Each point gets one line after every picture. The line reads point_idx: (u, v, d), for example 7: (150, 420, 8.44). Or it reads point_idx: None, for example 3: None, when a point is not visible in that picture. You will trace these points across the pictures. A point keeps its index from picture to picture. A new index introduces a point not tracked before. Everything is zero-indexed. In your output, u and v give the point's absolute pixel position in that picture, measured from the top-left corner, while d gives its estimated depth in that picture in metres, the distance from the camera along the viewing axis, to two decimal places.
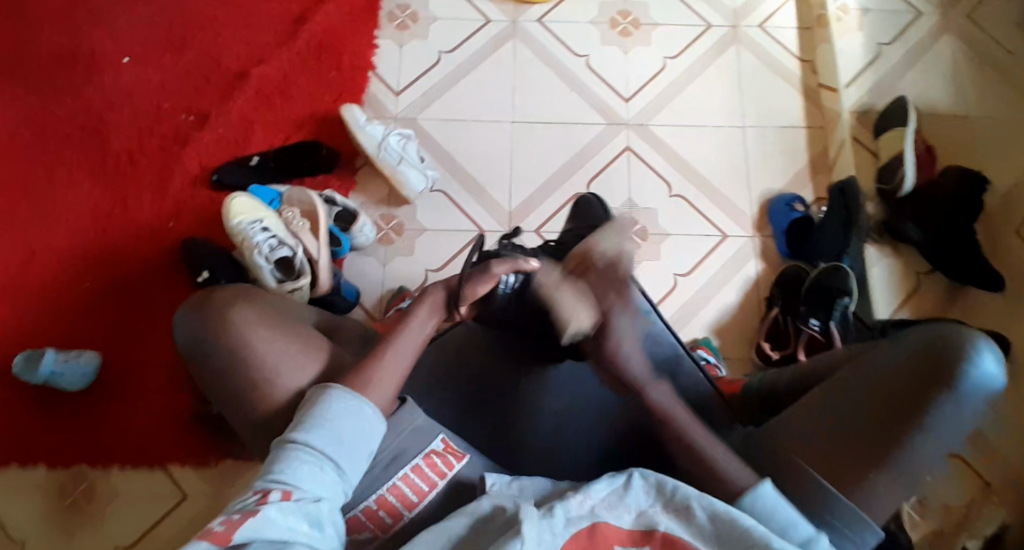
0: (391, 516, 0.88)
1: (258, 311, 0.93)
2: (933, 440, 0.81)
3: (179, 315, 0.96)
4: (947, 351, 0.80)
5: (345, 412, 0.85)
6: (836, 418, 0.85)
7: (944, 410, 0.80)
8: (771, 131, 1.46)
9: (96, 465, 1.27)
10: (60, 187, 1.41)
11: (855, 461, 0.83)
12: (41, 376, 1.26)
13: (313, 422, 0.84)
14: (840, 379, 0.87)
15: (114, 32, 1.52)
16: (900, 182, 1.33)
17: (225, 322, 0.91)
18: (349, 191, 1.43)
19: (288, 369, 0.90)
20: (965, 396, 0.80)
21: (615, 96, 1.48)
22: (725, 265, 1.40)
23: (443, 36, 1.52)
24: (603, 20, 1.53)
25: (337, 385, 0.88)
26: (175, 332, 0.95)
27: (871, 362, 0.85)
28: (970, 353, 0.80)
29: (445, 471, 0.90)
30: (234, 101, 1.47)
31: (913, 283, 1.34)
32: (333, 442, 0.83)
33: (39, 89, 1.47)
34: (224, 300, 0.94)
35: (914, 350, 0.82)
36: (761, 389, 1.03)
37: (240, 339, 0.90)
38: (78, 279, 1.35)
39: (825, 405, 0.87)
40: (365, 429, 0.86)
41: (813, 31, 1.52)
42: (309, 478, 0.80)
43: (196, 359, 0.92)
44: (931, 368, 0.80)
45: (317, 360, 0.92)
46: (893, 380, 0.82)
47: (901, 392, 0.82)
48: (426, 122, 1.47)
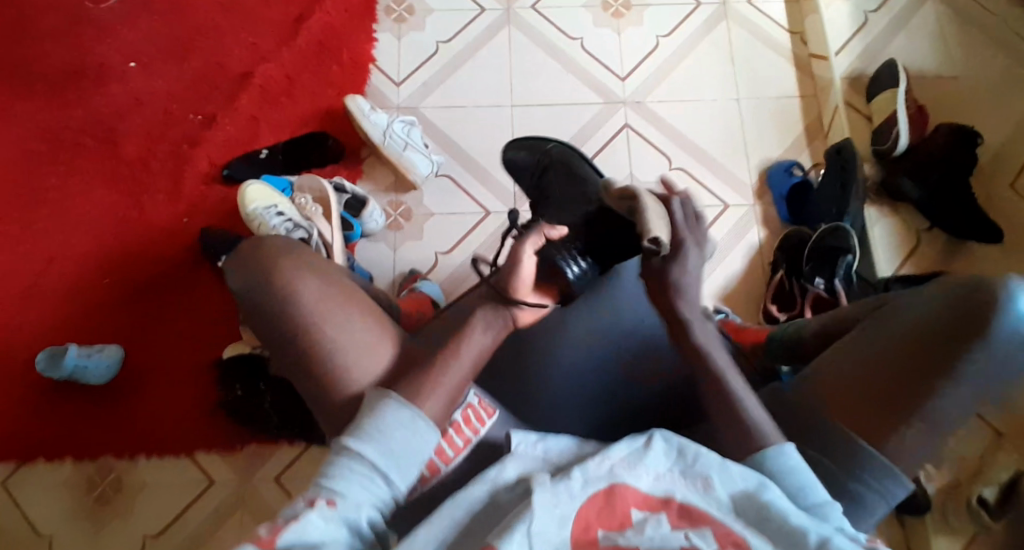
0: (430, 470, 0.91)
1: (323, 284, 0.95)
2: (962, 387, 0.86)
3: (231, 259, 1.00)
4: (977, 300, 0.85)
5: (401, 427, 0.87)
6: (864, 371, 0.89)
7: (974, 357, 0.85)
8: (766, 102, 1.50)
9: (121, 458, 1.34)
10: (77, 194, 1.47)
11: (885, 413, 0.87)
12: (65, 370, 1.33)
13: (370, 433, 0.86)
14: (869, 330, 0.91)
15: (120, 42, 1.57)
16: (894, 140, 1.37)
17: (274, 274, 0.95)
18: (358, 178, 1.47)
19: (333, 326, 0.93)
20: (994, 343, 0.84)
21: (611, 76, 1.52)
22: (730, 233, 1.43)
23: (440, 26, 1.56)
24: (595, 4, 1.57)
25: (394, 394, 0.89)
26: (237, 288, 0.98)
27: (901, 313, 0.90)
28: (998, 299, 0.85)
29: (478, 428, 0.94)
30: (240, 101, 1.51)
31: (914, 239, 1.38)
32: (386, 456, 0.85)
33: (48, 100, 1.52)
34: (278, 250, 0.97)
35: (946, 300, 0.87)
36: (784, 338, 1.08)
37: (288, 293, 0.94)
38: (96, 279, 1.43)
39: (857, 359, 0.90)
40: (417, 440, 0.87)
41: (801, 4, 1.57)
42: (359, 489, 0.83)
43: (246, 303, 0.97)
44: (962, 316, 0.86)
45: (365, 321, 0.96)
46: (925, 328, 0.87)
47: (933, 341, 0.86)
48: (428, 110, 1.50)
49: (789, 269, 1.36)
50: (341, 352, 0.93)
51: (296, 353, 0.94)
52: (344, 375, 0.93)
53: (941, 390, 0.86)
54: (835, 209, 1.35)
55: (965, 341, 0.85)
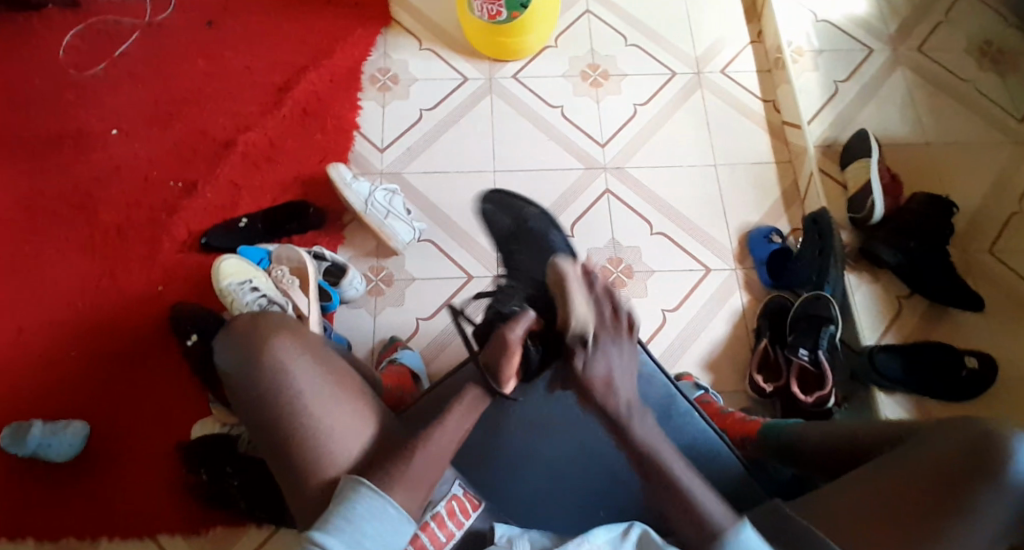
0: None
1: (311, 362, 0.99)
2: (976, 532, 0.90)
3: (220, 333, 1.03)
4: (991, 448, 0.92)
5: (370, 514, 0.91)
6: (884, 504, 0.93)
7: (991, 505, 0.90)
8: (742, 168, 1.52)
9: (85, 538, 1.31)
10: (50, 261, 1.45)
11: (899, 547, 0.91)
12: (30, 448, 1.31)
13: (338, 521, 0.90)
14: (885, 463, 0.96)
15: (100, 108, 1.56)
16: (870, 209, 1.41)
17: (265, 349, 0.99)
18: (338, 246, 1.46)
19: (323, 408, 0.97)
20: (1008, 492, 0.90)
21: (591, 143, 1.53)
22: (710, 299, 1.43)
23: (423, 95, 1.57)
24: (574, 73, 1.59)
25: (366, 484, 0.92)
26: (221, 360, 1.01)
27: (915, 453, 0.95)
28: (1014, 453, 0.91)
29: (461, 521, 1.00)
30: (221, 168, 1.51)
31: (895, 307, 1.41)
32: (353, 545, 0.89)
33: (27, 167, 1.51)
34: (268, 325, 1.01)
35: (960, 443, 0.93)
36: (783, 436, 1.12)
37: (278, 369, 0.98)
38: (65, 351, 1.40)
39: (871, 488, 0.94)
40: (385, 533, 0.91)
41: (773, 73, 1.60)
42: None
43: (230, 377, 1.00)
44: (975, 458, 0.92)
45: (353, 405, 1.00)
46: (940, 469, 0.92)
47: (948, 482, 0.92)
48: (410, 176, 1.50)
49: (772, 338, 1.37)
50: (328, 436, 0.96)
51: (283, 432, 0.96)
52: (328, 460, 0.96)
53: (956, 531, 0.90)
54: (816, 278, 1.37)
55: (977, 486, 0.90)
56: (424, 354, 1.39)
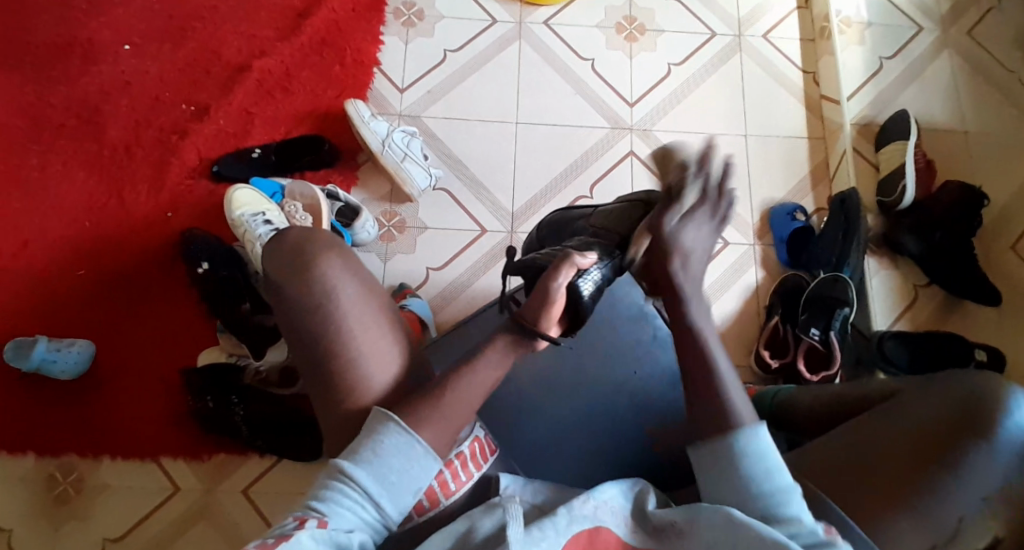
0: (430, 501, 0.90)
1: (359, 290, 0.95)
2: (961, 491, 0.86)
3: (270, 243, 0.99)
4: (983, 399, 0.88)
5: (397, 451, 0.86)
6: (863, 457, 0.89)
7: (977, 464, 0.86)
8: (772, 140, 1.47)
9: (86, 457, 1.32)
10: (57, 175, 1.43)
11: (876, 502, 0.87)
12: (33, 363, 1.30)
13: (366, 455, 0.86)
14: (875, 413, 0.92)
15: (114, 21, 1.52)
16: (900, 194, 1.37)
17: (312, 262, 0.95)
18: (351, 186, 1.43)
19: (363, 328, 0.93)
20: (997, 452, 0.87)
21: (619, 100, 1.48)
22: (725, 272, 1.41)
23: (449, 34, 1.51)
24: (609, 24, 1.53)
25: (394, 419, 0.87)
26: (268, 272, 0.97)
27: (905, 402, 0.91)
28: (1002, 408, 0.88)
29: (480, 463, 0.94)
30: (236, 94, 1.47)
31: (911, 296, 1.39)
32: (379, 481, 0.85)
33: (36, 76, 1.47)
34: (318, 241, 0.98)
35: (951, 395, 0.90)
36: (775, 405, 1.10)
37: (325, 283, 0.94)
38: (70, 268, 1.39)
39: (860, 438, 0.91)
40: (414, 468, 0.86)
41: (816, 43, 1.54)
42: (347, 514, 0.83)
43: (273, 288, 0.96)
44: (965, 413, 0.88)
45: (392, 331, 0.95)
46: (928, 420, 0.89)
47: (938, 433, 0.88)
48: (430, 120, 1.46)
49: (784, 315, 1.35)
50: (364, 357, 0.92)
51: (321, 346, 0.92)
52: (361, 379, 0.91)
53: (945, 486, 0.86)
54: (835, 258, 1.35)
55: (969, 439, 0.87)
56: (430, 304, 1.36)
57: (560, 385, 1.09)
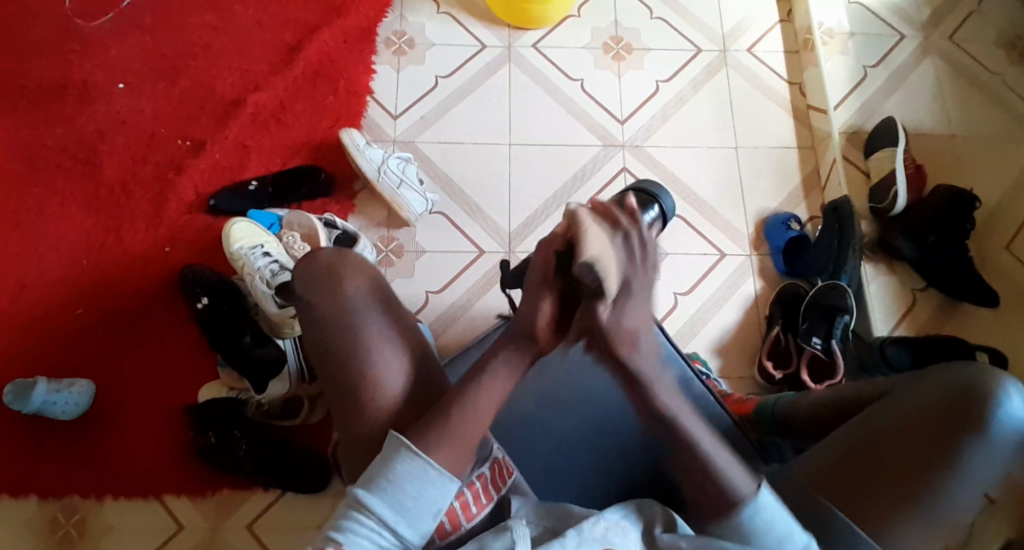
0: (452, 523, 0.90)
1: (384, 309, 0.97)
2: (961, 483, 0.88)
3: (299, 262, 1.00)
4: (976, 391, 0.90)
5: (411, 477, 0.86)
6: (862, 460, 0.92)
7: (974, 455, 0.88)
8: (763, 151, 1.49)
9: (89, 497, 1.31)
10: (54, 215, 1.43)
11: (880, 504, 0.90)
12: (33, 406, 1.29)
13: (381, 482, 0.85)
14: (869, 413, 0.94)
15: (107, 61, 1.53)
16: (892, 201, 1.39)
17: (338, 284, 0.96)
18: (348, 214, 1.44)
19: (385, 353, 0.94)
20: (991, 441, 0.88)
21: (610, 119, 1.50)
22: (724, 283, 1.41)
23: (439, 60, 1.53)
24: (597, 45, 1.55)
25: (407, 445, 0.86)
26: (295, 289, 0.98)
27: (899, 401, 0.93)
28: (994, 396, 0.89)
29: (500, 485, 0.94)
30: (231, 127, 1.48)
31: (909, 299, 1.40)
32: (395, 508, 0.85)
33: (31, 118, 1.48)
34: (346, 262, 0.99)
35: (943, 389, 0.91)
36: (778, 410, 1.10)
37: (349, 305, 0.95)
38: (69, 307, 1.38)
39: (857, 439, 0.93)
40: (431, 493, 0.86)
41: (800, 55, 1.56)
42: (365, 543, 0.84)
43: (303, 305, 0.97)
44: (958, 403, 0.90)
45: (411, 355, 0.95)
46: (922, 416, 0.91)
47: (934, 432, 0.90)
48: (424, 145, 1.47)
49: (784, 325, 1.36)
50: (384, 380, 0.93)
51: (342, 371, 0.93)
52: (380, 403, 0.92)
53: (946, 482, 0.88)
54: (832, 265, 1.36)
55: (965, 434, 0.89)
56: (432, 328, 1.36)
57: (572, 402, 1.09)
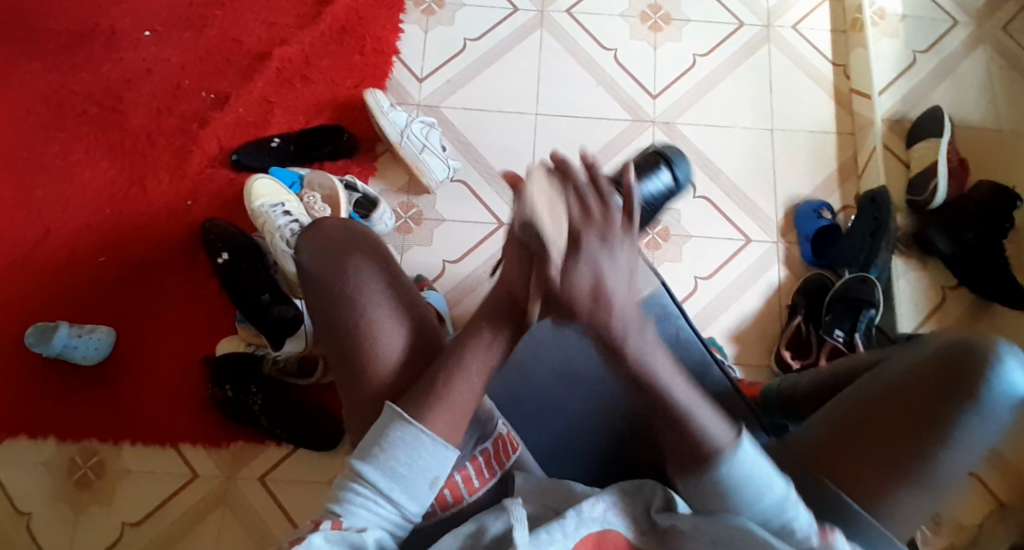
0: (454, 495, 0.92)
1: (385, 278, 0.96)
2: (953, 453, 0.86)
3: (306, 232, 1.01)
4: (972, 357, 0.87)
5: (403, 443, 0.85)
6: (855, 430, 0.89)
7: (968, 425, 0.86)
8: (799, 135, 1.44)
9: (106, 442, 1.34)
10: (78, 162, 1.43)
11: (871, 473, 0.88)
12: (54, 349, 1.32)
13: (374, 450, 0.85)
14: (860, 384, 0.92)
15: (135, 8, 1.51)
16: (931, 193, 1.33)
17: (344, 251, 0.97)
18: (369, 177, 1.42)
19: (388, 321, 0.94)
20: (986, 409, 0.86)
21: (642, 92, 1.45)
22: (748, 270, 1.38)
23: (470, 23, 1.49)
24: (634, 14, 1.50)
25: (397, 411, 0.86)
26: (298, 256, 0.99)
27: (889, 372, 0.90)
28: (993, 364, 0.86)
29: (503, 461, 0.95)
30: (255, 82, 1.46)
31: (938, 298, 1.35)
32: (391, 475, 0.85)
33: (58, 63, 1.48)
34: (354, 234, 1.00)
35: (935, 354, 0.88)
36: (780, 394, 1.10)
37: (354, 273, 0.96)
38: (91, 255, 1.40)
39: (847, 411, 0.91)
40: (424, 458, 0.85)
41: (847, 35, 1.49)
42: (362, 513, 0.83)
43: (306, 272, 0.97)
44: (953, 372, 0.87)
45: (414, 325, 0.95)
46: (913, 384, 0.88)
47: (929, 400, 0.87)
48: (449, 111, 1.44)
49: (807, 316, 1.32)
50: (383, 349, 0.93)
51: (349, 342, 0.93)
52: (381, 368, 0.92)
53: (938, 452, 0.86)
54: (863, 258, 1.31)
55: (958, 402, 0.86)
56: (447, 297, 1.35)
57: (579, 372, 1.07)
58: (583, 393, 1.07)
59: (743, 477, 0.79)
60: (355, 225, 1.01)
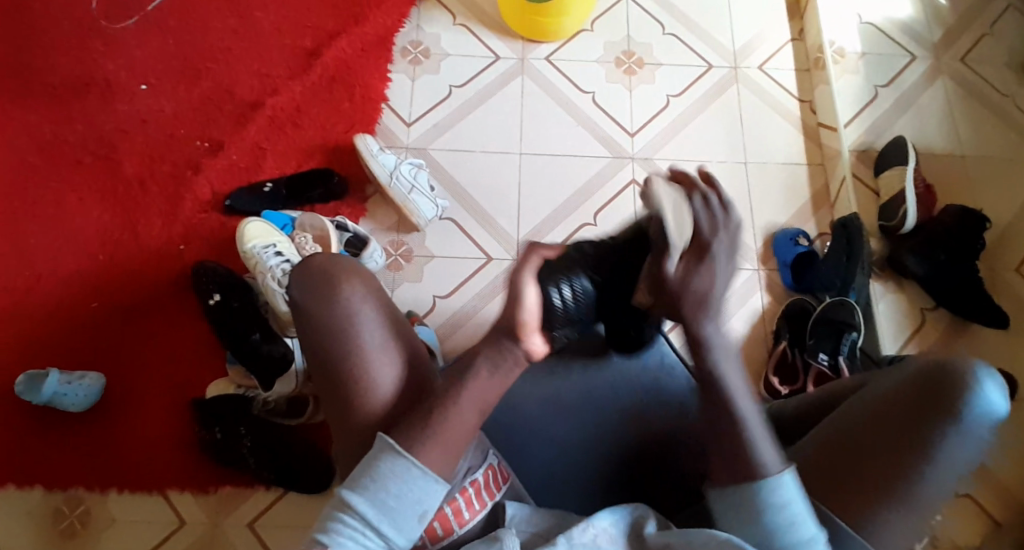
0: (444, 528, 0.90)
1: (380, 316, 0.96)
2: (937, 470, 0.87)
3: (294, 268, 0.99)
4: (950, 378, 0.87)
5: (395, 477, 0.86)
6: (843, 452, 0.91)
7: (950, 443, 0.87)
8: (771, 167, 1.50)
9: (93, 489, 1.32)
10: (72, 211, 1.46)
11: (861, 496, 0.89)
12: (43, 397, 1.31)
13: (364, 483, 0.85)
14: (846, 405, 0.94)
15: (130, 63, 1.57)
16: (901, 220, 1.39)
17: (335, 287, 0.96)
18: (360, 218, 1.46)
19: (380, 358, 0.94)
20: (967, 427, 0.86)
21: (620, 130, 1.52)
22: (732, 297, 1.42)
23: (454, 71, 1.57)
24: (608, 59, 1.58)
25: (393, 445, 0.87)
26: (290, 289, 0.98)
27: (872, 394, 0.92)
28: (971, 384, 0.87)
29: (493, 492, 0.94)
30: (248, 130, 1.51)
31: (918, 319, 1.39)
32: (379, 509, 0.84)
33: (54, 117, 1.53)
34: (344, 268, 0.98)
35: (916, 375, 0.89)
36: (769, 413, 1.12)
37: (348, 310, 0.95)
38: (83, 302, 1.41)
39: (835, 436, 0.93)
40: (416, 492, 0.86)
41: (811, 72, 1.58)
42: (349, 544, 0.83)
43: (300, 306, 0.96)
44: (932, 393, 0.88)
45: (405, 361, 0.96)
46: (894, 406, 0.89)
47: (910, 420, 0.88)
48: (436, 152, 1.50)
49: (791, 341, 1.35)
50: (379, 386, 0.93)
51: (343, 375, 0.93)
52: (374, 404, 0.93)
53: (923, 470, 0.87)
54: (840, 282, 1.36)
55: (940, 423, 0.87)
56: (438, 331, 1.37)
57: (570, 399, 1.09)
58: (575, 420, 1.07)
59: (780, 502, 0.83)
60: (351, 260, 1.00)
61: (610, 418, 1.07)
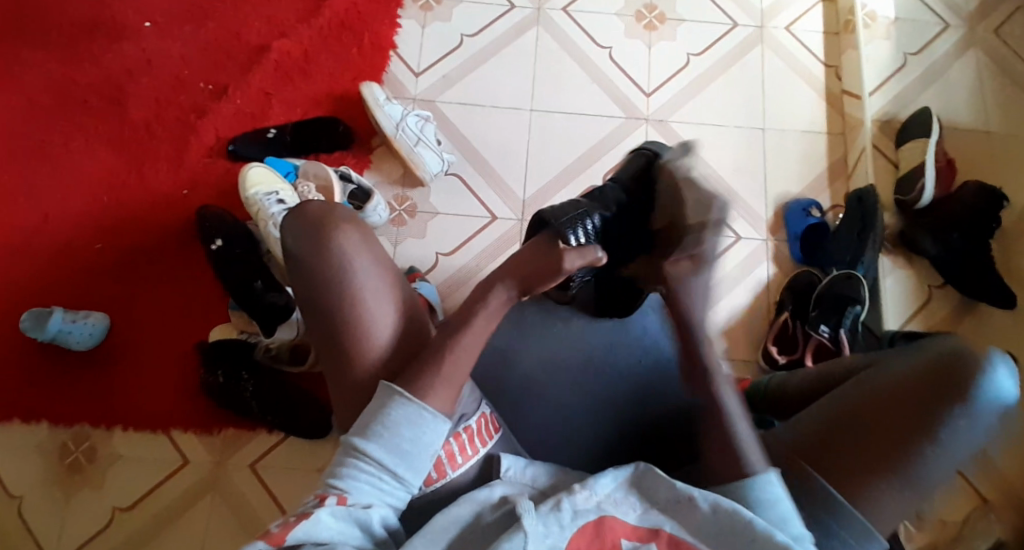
0: (438, 472, 0.90)
1: (371, 271, 0.93)
2: (941, 453, 0.87)
3: (288, 218, 0.97)
4: (960, 361, 0.87)
5: (405, 420, 0.86)
6: (844, 429, 0.91)
7: (955, 427, 0.86)
8: (791, 134, 1.46)
9: (98, 428, 1.34)
10: (77, 149, 1.45)
11: (860, 474, 0.89)
12: (48, 334, 1.32)
13: (375, 429, 0.86)
14: (850, 385, 0.94)
15: (138, 0, 1.54)
16: (918, 193, 1.35)
17: (329, 233, 0.93)
18: (364, 169, 1.43)
19: (375, 301, 0.92)
20: (973, 411, 0.86)
21: (636, 90, 1.47)
22: (737, 266, 1.39)
23: (466, 19, 1.52)
24: (628, 13, 1.52)
25: (399, 390, 0.87)
26: (285, 238, 0.96)
27: (877, 374, 0.92)
28: (984, 368, 0.86)
29: (485, 440, 0.94)
30: (253, 74, 1.48)
31: (925, 295, 1.35)
32: (392, 453, 0.85)
33: (59, 53, 1.50)
34: (339, 216, 0.95)
35: (928, 358, 0.89)
36: (768, 388, 1.12)
37: (338, 264, 0.92)
38: (89, 242, 1.41)
39: (834, 413, 0.92)
40: (426, 434, 0.86)
41: (840, 37, 1.52)
42: (366, 488, 0.84)
43: (293, 256, 0.95)
44: (939, 376, 0.87)
45: (398, 318, 0.93)
46: (899, 389, 0.89)
47: (916, 402, 0.87)
48: (444, 105, 1.46)
49: (794, 311, 1.33)
50: (369, 345, 0.91)
51: (333, 333, 0.91)
52: (367, 361, 0.91)
53: (925, 452, 0.87)
54: (850, 256, 1.33)
55: (945, 407, 0.86)
56: (440, 290, 1.36)
57: (567, 363, 1.11)
58: (564, 380, 1.09)
59: (768, 499, 0.85)
60: (345, 212, 0.96)
61: (602, 383, 1.08)
